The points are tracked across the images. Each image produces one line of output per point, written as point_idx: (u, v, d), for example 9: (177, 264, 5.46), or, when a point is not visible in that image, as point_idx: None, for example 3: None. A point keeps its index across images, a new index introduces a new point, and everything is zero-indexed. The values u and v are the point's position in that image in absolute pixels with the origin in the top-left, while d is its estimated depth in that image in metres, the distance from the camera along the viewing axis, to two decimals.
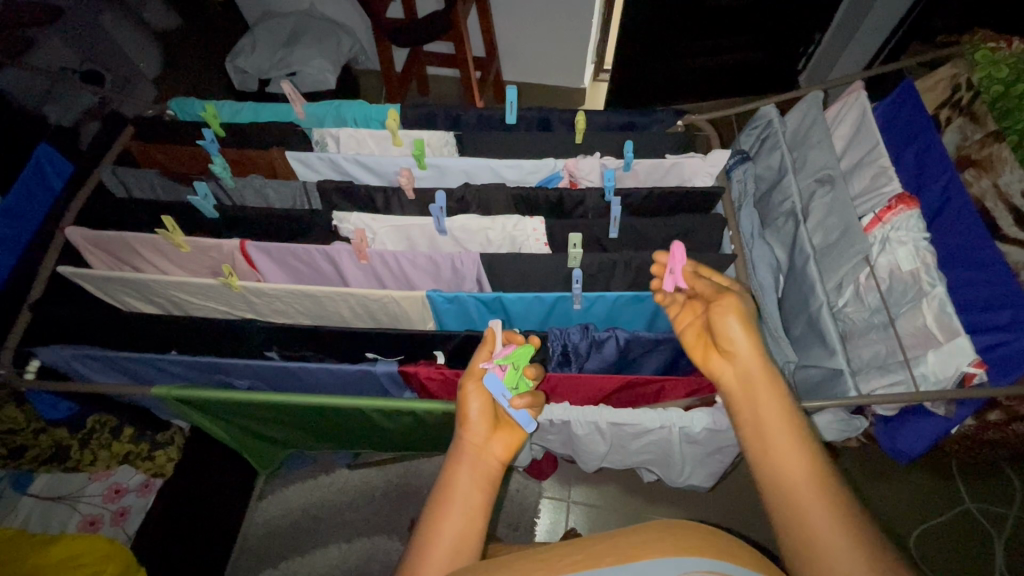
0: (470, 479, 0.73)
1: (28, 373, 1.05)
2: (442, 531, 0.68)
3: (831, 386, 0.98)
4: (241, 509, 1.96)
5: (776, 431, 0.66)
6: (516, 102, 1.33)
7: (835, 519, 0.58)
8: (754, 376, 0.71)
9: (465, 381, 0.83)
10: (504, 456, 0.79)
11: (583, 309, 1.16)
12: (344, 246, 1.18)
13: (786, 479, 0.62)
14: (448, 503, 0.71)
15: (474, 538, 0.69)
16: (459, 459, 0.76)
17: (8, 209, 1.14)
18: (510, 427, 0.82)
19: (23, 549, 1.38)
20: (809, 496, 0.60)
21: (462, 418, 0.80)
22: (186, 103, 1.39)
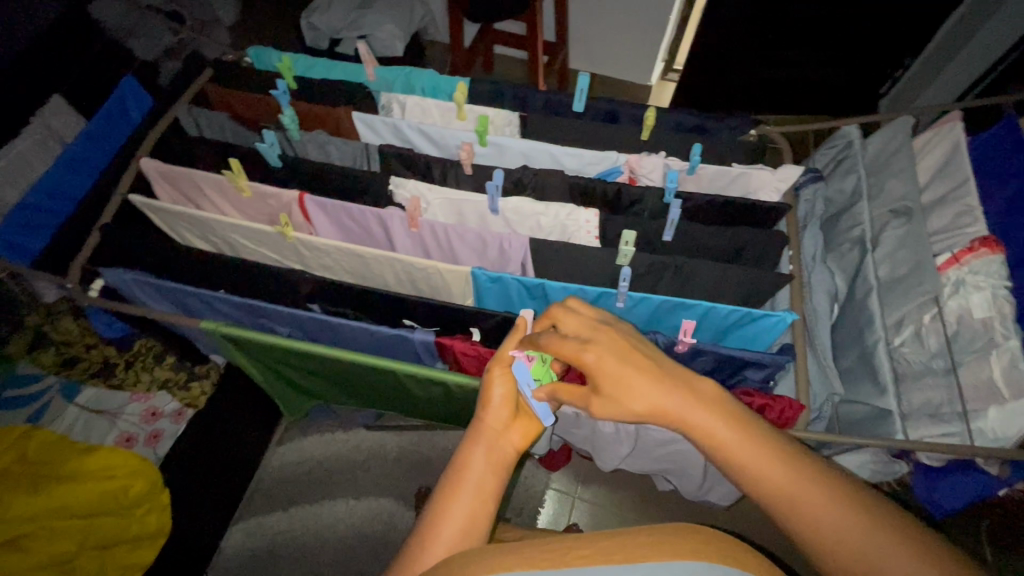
0: (483, 461, 0.69)
1: (91, 291, 1.11)
2: (450, 513, 0.64)
3: (877, 426, 0.93)
4: (261, 450, 2.05)
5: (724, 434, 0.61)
6: (587, 90, 1.31)
7: (827, 497, 0.55)
8: (682, 402, 0.63)
9: (492, 367, 0.77)
10: (522, 445, 0.74)
11: (625, 309, 1.10)
12: (397, 212, 1.20)
13: (725, 445, 0.60)
14: (458, 488, 0.66)
15: (483, 520, 0.64)
16: (474, 440, 0.72)
17: (92, 134, 1.21)
18: (529, 416, 0.77)
19: (66, 453, 1.49)
20: (746, 449, 0.59)
21: (483, 400, 0.76)
22: (263, 53, 1.41)
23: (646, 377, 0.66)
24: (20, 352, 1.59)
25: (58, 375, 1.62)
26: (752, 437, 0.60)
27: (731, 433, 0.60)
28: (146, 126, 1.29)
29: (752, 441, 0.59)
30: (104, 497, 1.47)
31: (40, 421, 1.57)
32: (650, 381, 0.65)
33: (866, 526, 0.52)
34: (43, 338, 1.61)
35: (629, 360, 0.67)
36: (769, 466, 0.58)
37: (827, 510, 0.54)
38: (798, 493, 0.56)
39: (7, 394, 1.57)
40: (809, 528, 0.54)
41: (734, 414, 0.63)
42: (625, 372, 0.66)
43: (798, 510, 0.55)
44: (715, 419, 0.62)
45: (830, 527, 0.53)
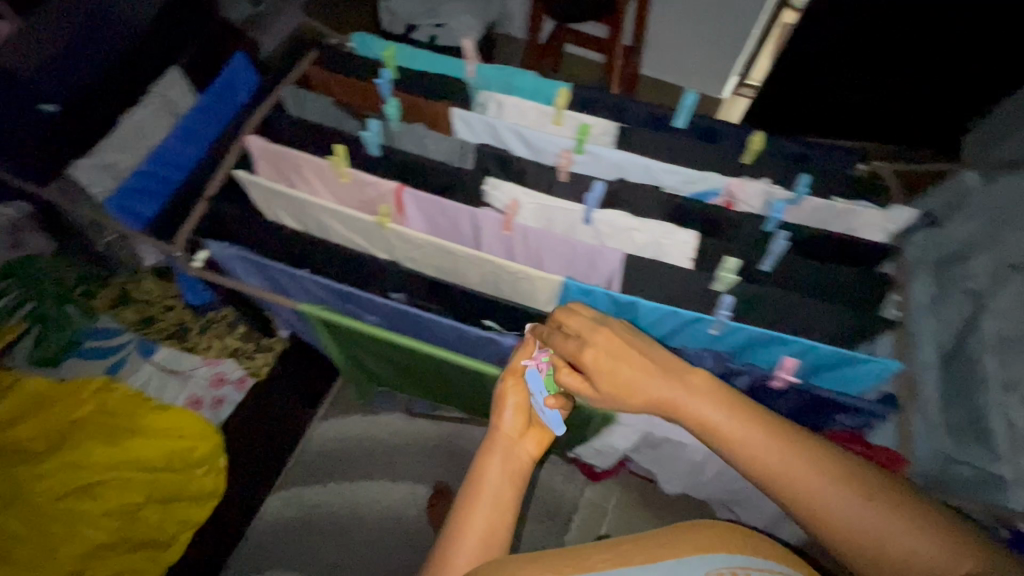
0: (500, 469, 0.85)
1: (196, 261, 1.14)
2: (473, 519, 0.79)
3: None
4: None
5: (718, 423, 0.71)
6: (691, 107, 1.29)
7: (808, 465, 0.65)
8: (680, 394, 0.74)
9: (505, 378, 0.95)
10: (535, 451, 0.92)
11: (719, 337, 1.09)
12: (492, 214, 1.20)
13: (719, 431, 0.70)
14: (481, 494, 0.81)
15: (502, 527, 0.80)
16: (491, 451, 0.88)
17: (203, 109, 1.25)
18: (539, 427, 0.94)
19: (141, 409, 1.55)
20: (740, 432, 0.69)
21: (496, 417, 0.92)
22: (368, 40, 1.43)
23: (645, 373, 0.77)
24: (105, 308, 1.73)
25: (136, 332, 1.70)
26: (747, 421, 0.70)
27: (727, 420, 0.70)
28: (251, 104, 1.32)
29: (744, 423, 0.69)
30: (171, 455, 1.53)
31: (117, 373, 1.65)
32: (649, 376, 0.77)
33: (835, 483, 0.64)
34: (127, 297, 1.76)
35: (630, 358, 0.79)
36: (762, 446, 0.67)
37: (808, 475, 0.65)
38: (788, 469, 0.65)
39: (88, 345, 1.68)
40: (798, 497, 0.65)
41: (725, 400, 0.72)
42: (624, 372, 0.78)
43: (785, 479, 0.65)
44: (706, 406, 0.72)
45: (815, 493, 0.64)
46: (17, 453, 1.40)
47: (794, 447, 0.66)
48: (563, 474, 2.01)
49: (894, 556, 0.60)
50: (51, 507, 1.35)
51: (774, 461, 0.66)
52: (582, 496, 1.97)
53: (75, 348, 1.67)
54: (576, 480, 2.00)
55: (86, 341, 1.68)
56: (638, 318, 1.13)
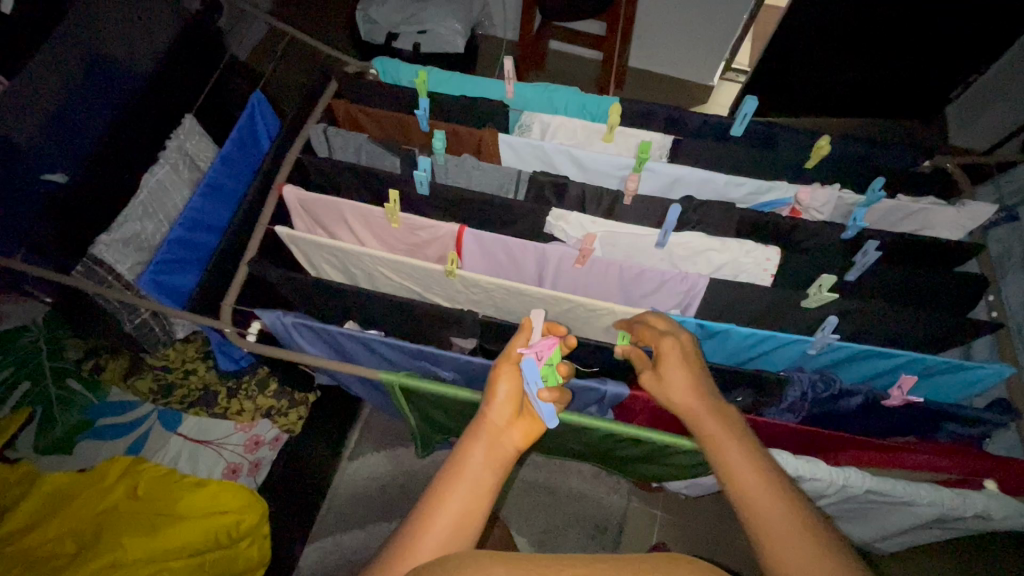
0: (482, 458, 0.69)
1: (248, 336, 1.03)
2: (444, 505, 0.64)
3: None
4: (333, 466, 1.97)
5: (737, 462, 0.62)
6: (749, 113, 1.23)
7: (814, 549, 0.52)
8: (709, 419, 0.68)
9: (499, 363, 0.80)
10: (520, 444, 0.75)
11: (815, 356, 1.05)
12: (564, 249, 1.11)
13: (733, 470, 0.61)
14: (457, 477, 0.67)
15: (475, 520, 0.64)
16: (475, 435, 0.72)
17: (229, 160, 1.13)
18: (532, 417, 0.78)
19: (176, 488, 1.42)
20: (755, 480, 0.59)
21: (489, 396, 0.78)
22: (391, 64, 1.31)
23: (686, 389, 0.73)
24: (116, 380, 1.57)
25: (156, 403, 1.55)
26: (762, 469, 0.60)
27: (745, 455, 0.62)
28: (277, 148, 1.20)
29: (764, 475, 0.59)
30: (215, 531, 1.38)
31: (141, 452, 1.49)
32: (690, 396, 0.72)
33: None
34: (139, 365, 1.58)
35: (677, 371, 0.75)
36: (761, 493, 0.58)
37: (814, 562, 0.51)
38: (783, 540, 0.53)
39: (101, 424, 1.52)
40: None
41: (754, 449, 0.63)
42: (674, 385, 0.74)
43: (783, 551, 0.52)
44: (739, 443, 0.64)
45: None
46: (43, 560, 1.22)
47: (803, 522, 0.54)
48: (609, 486, 1.96)
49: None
50: None
51: (770, 517, 0.55)
52: (629, 506, 1.92)
53: (87, 429, 1.51)
54: (621, 490, 1.94)
55: (98, 420, 1.53)
56: (729, 344, 1.07)
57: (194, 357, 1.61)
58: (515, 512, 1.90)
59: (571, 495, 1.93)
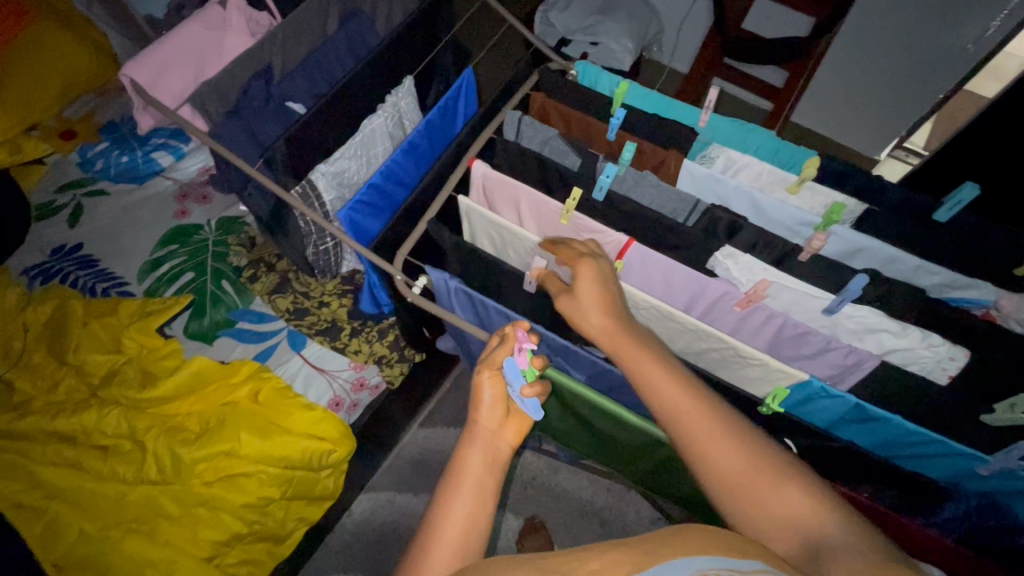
0: (480, 461, 0.73)
1: (413, 288, 1.11)
2: (451, 513, 0.67)
3: None
4: (406, 426, 2.05)
5: (648, 371, 0.73)
6: (964, 199, 1.11)
7: (713, 420, 0.66)
8: (621, 339, 0.78)
9: (481, 370, 0.80)
10: (515, 443, 0.78)
11: (985, 477, 0.96)
12: (730, 288, 1.08)
13: (643, 374, 0.73)
14: (460, 487, 0.69)
15: (482, 520, 0.68)
16: (471, 441, 0.75)
17: (432, 126, 1.22)
18: (519, 413, 0.81)
19: (282, 402, 1.51)
20: (660, 378, 0.71)
21: (474, 403, 0.79)
22: (593, 71, 1.35)
23: (598, 310, 0.83)
24: (262, 293, 1.72)
25: (289, 322, 1.68)
26: (668, 369, 0.72)
27: (650, 360, 0.73)
28: (472, 125, 1.28)
29: (670, 374, 0.72)
30: (310, 454, 1.46)
31: (267, 361, 1.62)
32: (601, 316, 0.82)
33: (732, 439, 0.65)
34: (285, 285, 1.72)
35: (593, 300, 0.84)
36: (672, 391, 0.70)
37: (711, 427, 0.66)
38: (696, 424, 0.66)
39: (240, 326, 1.67)
40: (696, 448, 0.66)
41: (658, 357, 0.75)
42: (584, 310, 0.84)
43: (693, 432, 0.66)
44: (644, 356, 0.74)
45: (697, 434, 0.66)
46: (177, 431, 1.40)
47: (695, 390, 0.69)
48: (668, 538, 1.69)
49: (772, 511, 0.60)
50: (202, 490, 1.33)
51: (678, 403, 0.68)
52: None
53: (228, 327, 1.67)
54: None
55: (239, 322, 1.68)
56: (881, 434, 1.00)
57: (330, 293, 1.72)
58: (562, 529, 1.86)
59: (624, 533, 1.86)
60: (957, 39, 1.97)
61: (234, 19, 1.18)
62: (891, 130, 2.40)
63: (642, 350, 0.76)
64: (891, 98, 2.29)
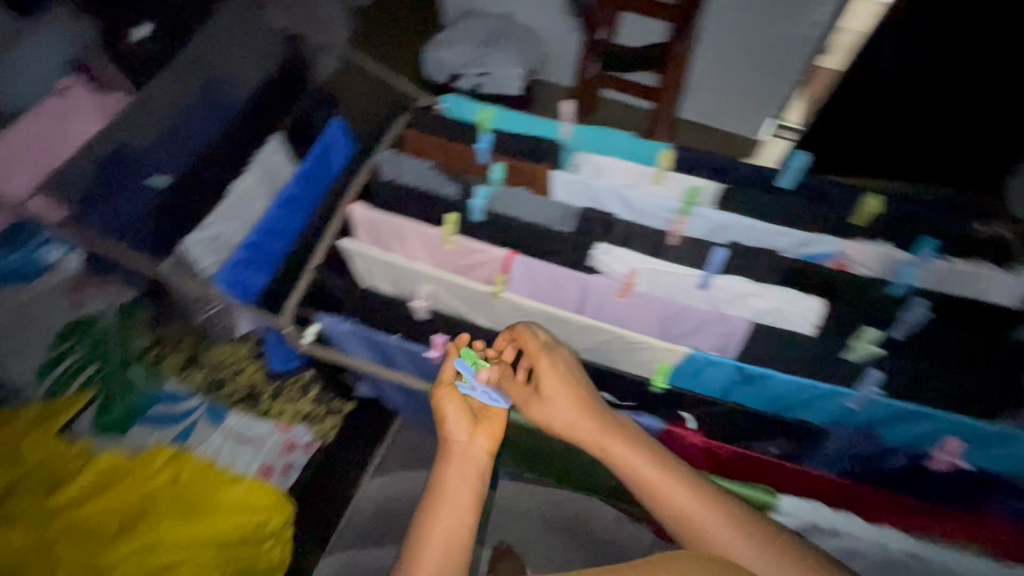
0: (458, 478, 0.81)
1: (306, 337, 1.11)
2: (432, 530, 0.73)
3: None
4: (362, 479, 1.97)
5: (620, 450, 0.81)
6: (800, 165, 1.26)
7: (683, 487, 0.75)
8: (593, 423, 0.86)
9: (438, 392, 0.94)
10: (490, 446, 0.89)
11: (862, 412, 1.02)
12: (608, 282, 1.15)
13: (616, 453, 0.81)
14: (442, 503, 0.76)
15: (463, 534, 0.74)
16: (447, 466, 0.83)
17: (306, 176, 1.24)
18: (487, 424, 0.93)
19: (208, 482, 1.45)
20: (631, 454, 0.80)
21: (444, 432, 0.90)
22: (461, 102, 1.42)
23: (571, 406, 0.89)
24: (174, 372, 1.67)
25: (205, 396, 1.64)
26: (635, 443, 0.82)
27: (620, 440, 0.82)
28: (349, 170, 1.32)
29: (638, 449, 0.81)
30: (244, 530, 1.41)
31: (186, 442, 1.56)
32: (575, 411, 0.88)
33: (705, 506, 0.73)
34: (197, 359, 1.69)
35: (559, 392, 0.91)
36: (644, 467, 0.78)
37: (684, 497, 0.74)
38: (671, 494, 0.75)
39: (154, 413, 1.60)
40: (683, 522, 0.73)
41: (625, 433, 0.84)
42: (554, 410, 0.90)
43: (668, 503, 0.74)
44: (615, 435, 0.84)
45: (671, 499, 0.74)
46: (90, 535, 1.27)
47: (667, 465, 0.78)
48: None
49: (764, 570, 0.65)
50: None
51: (651, 476, 0.77)
52: None
53: (142, 414, 1.59)
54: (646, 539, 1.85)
55: (151, 409, 1.60)
56: (768, 391, 1.06)
57: (245, 358, 1.70)
58: (530, 547, 1.85)
59: (592, 538, 1.87)
60: (795, 26, 2.20)
61: (88, 107, 1.18)
62: (763, 113, 2.62)
63: (614, 432, 0.84)
64: (756, 84, 2.51)
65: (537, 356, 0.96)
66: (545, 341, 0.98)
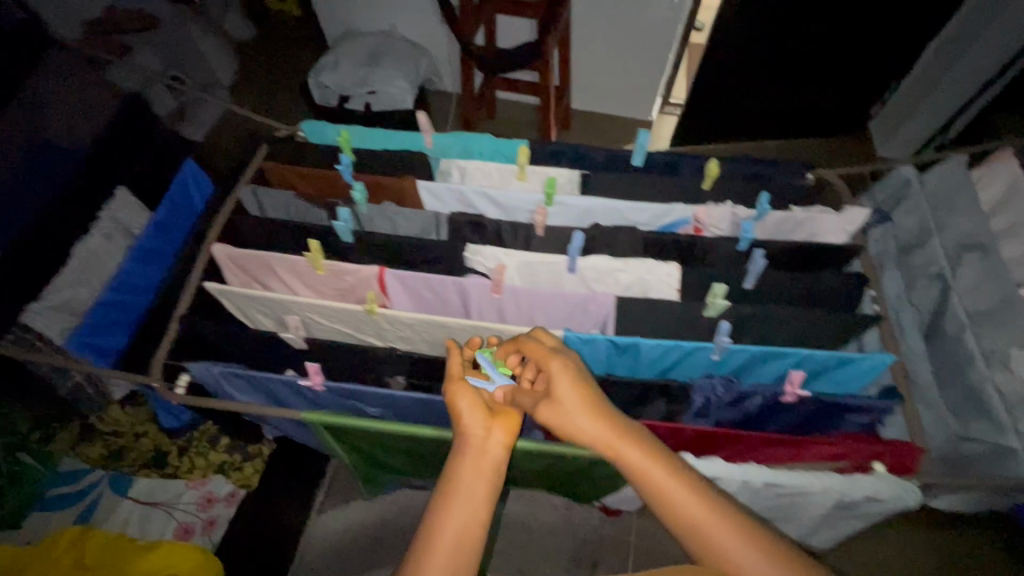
0: (472, 474, 0.74)
1: (178, 388, 1.07)
2: (443, 532, 0.66)
3: (1003, 465, 1.00)
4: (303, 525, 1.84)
5: (653, 467, 0.70)
6: (646, 144, 1.35)
7: (719, 519, 0.66)
8: (625, 434, 0.74)
9: (449, 384, 0.86)
10: (507, 440, 0.80)
11: (723, 360, 1.10)
12: (480, 280, 1.18)
13: (647, 470, 0.71)
14: (453, 501, 0.70)
15: (477, 531, 0.68)
16: (462, 457, 0.76)
17: (161, 224, 1.21)
18: (506, 416, 0.84)
19: (118, 554, 1.38)
20: (665, 474, 0.70)
21: (456, 420, 0.83)
22: (320, 127, 1.42)
23: (592, 411, 0.77)
24: (66, 450, 1.54)
25: (105, 468, 1.55)
26: (669, 460, 0.71)
27: (653, 455, 0.72)
28: (210, 210, 1.28)
29: (673, 470, 0.70)
30: None
31: (91, 519, 1.49)
32: (595, 419, 0.76)
33: (741, 541, 0.64)
34: (91, 431, 1.57)
35: (576, 401, 0.78)
36: (680, 492, 0.68)
37: (718, 528, 0.65)
38: (705, 524, 0.66)
39: (53, 492, 1.52)
40: (713, 552, 0.65)
41: (657, 449, 0.73)
42: (574, 415, 0.77)
43: (698, 532, 0.66)
44: (648, 447, 0.72)
45: (703, 523, 0.66)
46: None
47: (703, 491, 0.68)
48: (580, 515, 1.77)
49: None
50: None
51: (686, 500, 0.67)
52: (604, 534, 1.74)
53: (38, 500, 1.49)
54: None
55: (50, 489, 1.52)
56: (640, 357, 1.12)
57: (144, 420, 1.60)
58: None
59: None
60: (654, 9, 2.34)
61: None
62: (645, 94, 2.75)
63: (646, 448, 0.73)
64: (633, 68, 2.63)
65: (552, 359, 0.83)
66: (556, 346, 0.86)
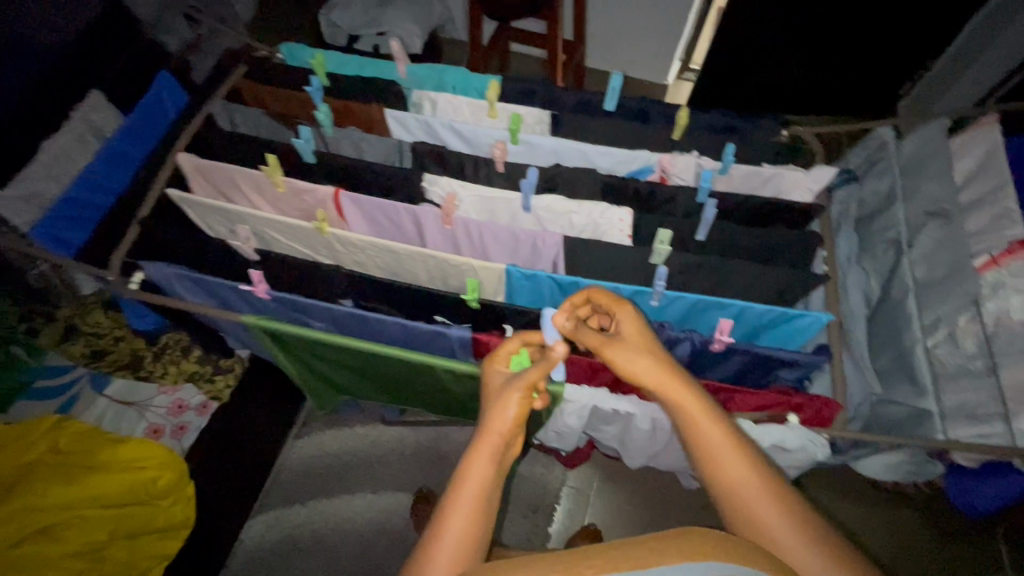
0: (486, 470, 0.67)
1: (132, 285, 1.12)
2: (448, 529, 0.63)
3: (916, 424, 1.07)
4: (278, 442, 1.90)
5: (697, 420, 0.72)
6: (619, 88, 1.31)
7: (747, 470, 0.68)
8: (676, 388, 0.75)
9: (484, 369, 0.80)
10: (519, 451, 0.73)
11: (661, 307, 1.10)
12: (433, 209, 1.19)
13: (691, 424, 0.72)
14: (459, 503, 0.64)
15: (482, 528, 0.65)
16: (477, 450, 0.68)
17: (132, 131, 1.26)
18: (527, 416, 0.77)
19: (94, 443, 1.48)
20: (706, 430, 0.71)
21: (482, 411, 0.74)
22: (296, 50, 1.42)
23: (647, 357, 0.77)
24: (52, 345, 1.58)
25: (84, 365, 1.62)
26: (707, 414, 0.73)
27: (696, 409, 0.73)
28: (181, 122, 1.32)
29: (711, 421, 0.72)
30: (134, 486, 1.44)
31: (70, 411, 1.60)
32: (650, 365, 0.77)
33: (768, 495, 0.67)
34: (73, 330, 1.61)
35: (637, 339, 0.80)
36: (718, 448, 0.70)
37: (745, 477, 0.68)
38: (737, 475, 0.68)
39: (38, 385, 1.58)
40: (744, 505, 0.67)
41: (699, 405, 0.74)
42: (634, 360, 0.77)
43: (730, 480, 0.68)
44: (690, 401, 0.73)
45: (738, 476, 0.68)
46: None
47: (739, 446, 0.70)
48: (540, 461, 1.82)
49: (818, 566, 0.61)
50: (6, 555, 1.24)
51: (721, 455, 0.69)
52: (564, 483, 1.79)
53: (24, 391, 1.55)
54: None
55: (35, 381, 1.57)
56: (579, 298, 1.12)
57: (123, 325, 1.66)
58: None
59: None
60: None
61: None
62: (658, 56, 2.66)
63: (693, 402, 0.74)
64: (646, 27, 2.54)
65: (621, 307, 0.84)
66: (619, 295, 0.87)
